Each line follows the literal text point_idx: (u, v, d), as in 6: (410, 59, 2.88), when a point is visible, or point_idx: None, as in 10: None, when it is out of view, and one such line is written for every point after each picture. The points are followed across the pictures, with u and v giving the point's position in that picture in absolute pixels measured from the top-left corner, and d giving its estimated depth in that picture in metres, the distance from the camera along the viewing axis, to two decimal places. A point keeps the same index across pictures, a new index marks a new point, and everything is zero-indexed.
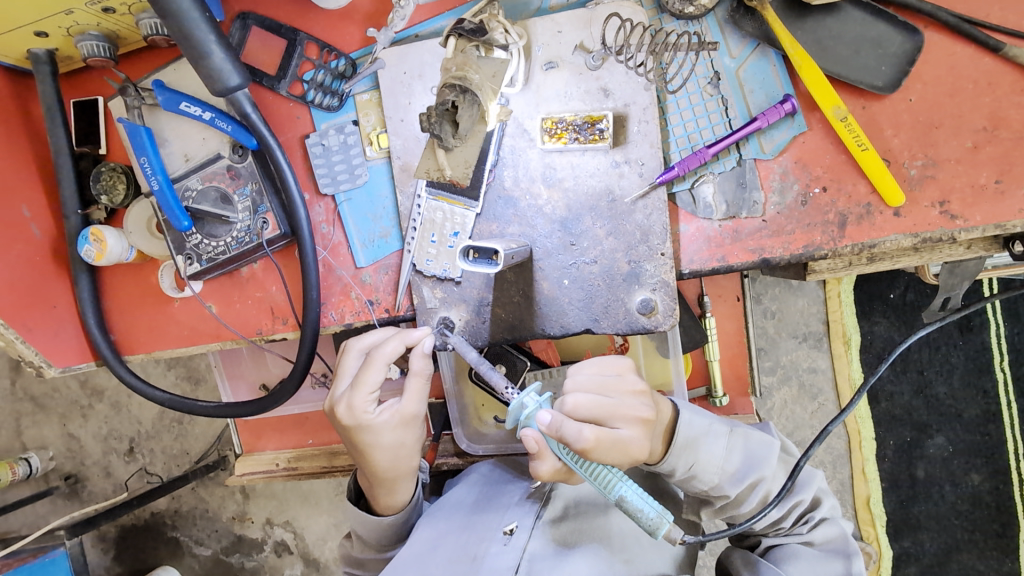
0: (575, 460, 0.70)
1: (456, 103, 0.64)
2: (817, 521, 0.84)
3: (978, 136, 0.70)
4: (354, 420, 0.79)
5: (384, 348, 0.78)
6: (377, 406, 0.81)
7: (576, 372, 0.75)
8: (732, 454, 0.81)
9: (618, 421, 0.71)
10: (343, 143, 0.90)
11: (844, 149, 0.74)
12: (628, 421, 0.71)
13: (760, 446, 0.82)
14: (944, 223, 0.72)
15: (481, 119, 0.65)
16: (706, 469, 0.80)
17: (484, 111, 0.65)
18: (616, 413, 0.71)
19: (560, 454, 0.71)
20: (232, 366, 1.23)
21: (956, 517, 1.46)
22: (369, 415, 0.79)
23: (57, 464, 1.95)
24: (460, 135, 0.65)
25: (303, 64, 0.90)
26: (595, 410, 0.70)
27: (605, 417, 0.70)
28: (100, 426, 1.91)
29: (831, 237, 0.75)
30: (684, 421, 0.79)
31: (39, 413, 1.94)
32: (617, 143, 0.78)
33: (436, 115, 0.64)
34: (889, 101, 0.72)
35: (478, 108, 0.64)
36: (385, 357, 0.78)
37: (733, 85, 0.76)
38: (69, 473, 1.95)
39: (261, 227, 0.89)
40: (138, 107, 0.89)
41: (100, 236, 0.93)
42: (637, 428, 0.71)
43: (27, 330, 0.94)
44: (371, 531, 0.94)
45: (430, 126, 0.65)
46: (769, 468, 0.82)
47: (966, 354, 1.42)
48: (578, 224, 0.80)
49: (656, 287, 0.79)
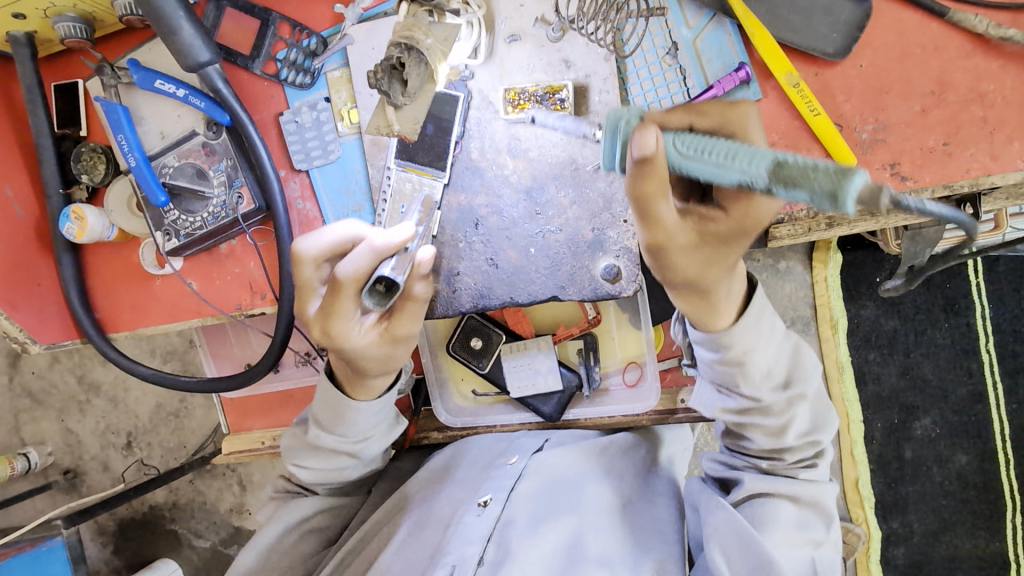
0: (701, 143, 0.55)
1: (401, 60, 0.63)
2: (805, 479, 0.84)
3: (926, 99, 0.72)
4: (332, 334, 0.73)
5: (357, 266, 0.68)
6: (360, 324, 0.75)
7: None
8: (786, 354, 0.82)
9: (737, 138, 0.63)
10: (315, 120, 0.92)
11: (799, 116, 0.75)
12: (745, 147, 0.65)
13: (809, 362, 0.84)
14: (895, 184, 0.73)
15: (431, 78, 0.66)
16: (760, 356, 0.78)
17: (432, 70, 0.65)
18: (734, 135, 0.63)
19: (674, 141, 0.56)
20: (218, 349, 1.26)
21: (945, 498, 1.48)
22: (352, 334, 0.74)
23: (56, 460, 1.97)
24: (410, 92, 0.65)
25: (276, 43, 0.91)
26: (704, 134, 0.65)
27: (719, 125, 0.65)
28: (97, 421, 1.94)
29: (788, 201, 0.77)
30: (759, 296, 0.77)
31: (36, 409, 1.96)
32: (579, 114, 0.80)
33: (382, 70, 0.64)
34: (840, 67, 0.74)
35: (427, 67, 0.64)
36: (359, 278, 0.69)
37: (691, 55, 0.78)
38: (68, 468, 1.97)
39: (236, 202, 0.91)
40: (114, 86, 0.92)
41: (80, 214, 0.95)
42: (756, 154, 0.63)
43: (12, 308, 0.97)
44: (329, 413, 0.87)
45: (378, 82, 0.65)
46: (811, 384, 0.83)
47: (952, 334, 1.44)
48: (542, 193, 0.82)
49: (620, 253, 0.81)
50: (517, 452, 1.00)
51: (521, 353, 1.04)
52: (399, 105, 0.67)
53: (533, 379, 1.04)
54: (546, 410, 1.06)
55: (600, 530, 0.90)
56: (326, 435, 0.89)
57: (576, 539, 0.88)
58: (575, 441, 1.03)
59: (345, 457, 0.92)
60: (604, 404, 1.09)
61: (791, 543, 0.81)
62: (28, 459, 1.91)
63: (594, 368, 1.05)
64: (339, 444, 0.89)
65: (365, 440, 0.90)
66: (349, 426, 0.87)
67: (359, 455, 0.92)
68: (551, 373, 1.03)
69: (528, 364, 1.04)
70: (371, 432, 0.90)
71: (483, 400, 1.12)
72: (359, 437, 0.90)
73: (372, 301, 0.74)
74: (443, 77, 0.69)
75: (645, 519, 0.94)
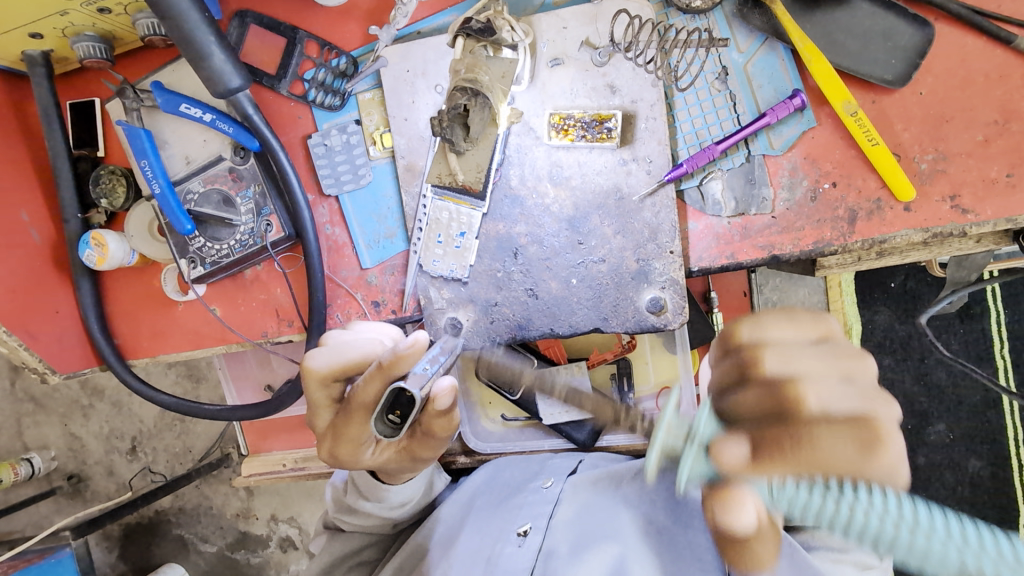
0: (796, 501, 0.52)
1: (467, 106, 0.75)
2: None
3: (989, 129, 0.70)
4: (343, 457, 0.77)
5: (365, 391, 0.70)
6: (371, 447, 0.78)
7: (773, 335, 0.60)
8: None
9: (803, 360, 0.57)
10: (346, 142, 0.89)
11: (854, 144, 0.73)
12: (798, 329, 0.60)
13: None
14: (955, 217, 0.71)
15: (492, 121, 0.78)
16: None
17: (494, 114, 0.77)
18: (787, 325, 0.60)
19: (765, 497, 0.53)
20: (236, 370, 1.24)
21: (957, 503, 1.46)
22: (362, 455, 0.77)
23: (60, 464, 1.93)
24: (472, 138, 0.78)
25: (304, 62, 0.88)
26: (762, 361, 0.57)
27: (788, 361, 0.57)
28: (101, 425, 1.91)
29: (842, 233, 0.74)
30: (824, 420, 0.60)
31: (39, 414, 1.93)
32: (624, 141, 0.77)
33: (448, 118, 0.76)
34: (898, 94, 0.72)
35: (489, 110, 0.76)
36: (367, 399, 0.70)
37: (741, 80, 0.76)
38: (72, 472, 1.94)
39: (264, 230, 0.88)
40: (137, 109, 0.87)
41: (101, 240, 0.92)
42: (827, 361, 0.57)
43: (30, 337, 0.94)
44: (365, 485, 0.89)
45: (444, 130, 0.77)
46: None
47: (966, 341, 1.42)
48: (585, 222, 0.80)
49: (665, 285, 0.79)
50: (550, 475, 0.98)
51: (554, 379, 1.02)
52: (461, 151, 0.79)
53: (567, 405, 1.02)
54: (579, 436, 1.05)
55: (646, 557, 0.83)
56: (367, 502, 0.90)
57: (620, 563, 0.82)
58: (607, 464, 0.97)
59: (384, 519, 0.94)
60: (638, 431, 1.06)
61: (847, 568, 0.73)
62: (32, 464, 1.86)
63: (628, 395, 1.03)
64: (377, 511, 0.91)
65: (402, 506, 0.93)
66: (388, 495, 0.89)
67: (397, 518, 0.94)
68: (586, 400, 1.02)
69: (562, 391, 1.02)
70: (409, 498, 0.93)
71: (512, 424, 1.10)
72: (399, 503, 0.92)
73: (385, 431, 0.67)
74: (505, 119, 0.78)
75: (682, 547, 0.82)
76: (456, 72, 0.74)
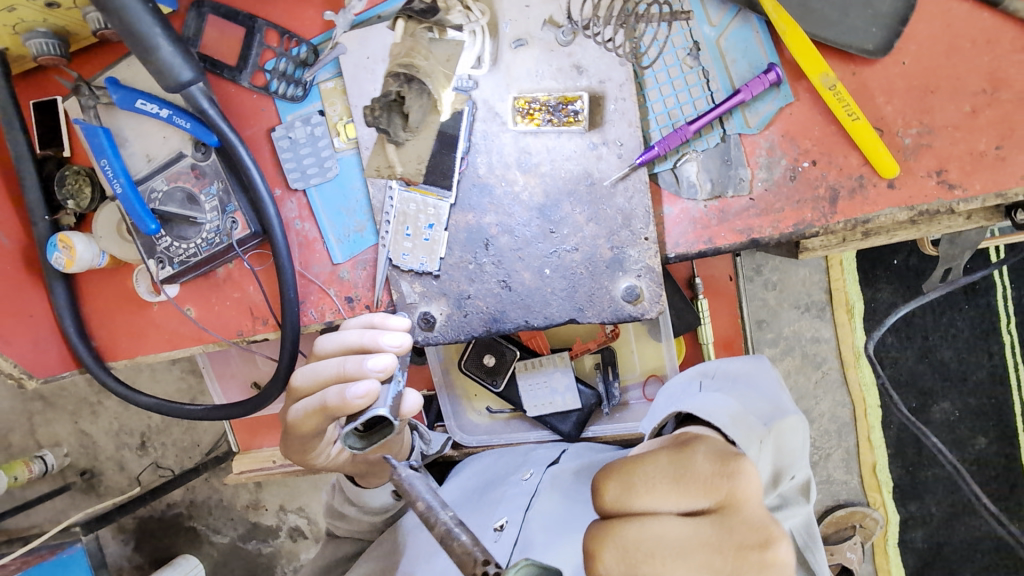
0: None
1: (401, 93, 0.74)
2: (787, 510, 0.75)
3: (977, 99, 0.66)
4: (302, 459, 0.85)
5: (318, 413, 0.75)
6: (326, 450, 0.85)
7: (649, 485, 0.50)
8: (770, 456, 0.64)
9: (661, 547, 0.48)
10: (310, 135, 0.86)
11: (834, 120, 0.69)
12: (681, 495, 0.50)
13: (803, 437, 0.67)
14: (941, 193, 0.68)
15: (433, 108, 0.76)
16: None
17: (433, 101, 0.76)
18: (663, 484, 0.50)
19: None
20: (221, 368, 1.23)
21: (964, 483, 1.36)
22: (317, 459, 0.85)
23: (73, 460, 1.85)
24: (410, 126, 0.77)
25: (264, 52, 0.85)
26: (604, 557, 0.50)
27: (644, 556, 0.48)
28: (111, 422, 1.82)
29: (823, 214, 0.71)
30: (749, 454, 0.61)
31: (50, 411, 1.83)
32: (593, 124, 0.74)
33: (381, 108, 0.75)
34: (880, 65, 0.68)
35: (427, 98, 0.76)
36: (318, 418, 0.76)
37: (714, 55, 0.72)
38: (83, 469, 1.86)
39: (230, 227, 0.86)
40: (93, 107, 0.86)
41: (68, 243, 0.90)
42: (701, 545, 0.48)
43: (5, 342, 0.95)
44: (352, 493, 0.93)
45: (379, 121, 0.76)
46: (799, 464, 0.67)
47: (971, 318, 1.35)
48: (557, 210, 0.77)
49: (641, 273, 0.75)
50: (532, 467, 0.96)
51: (536, 371, 1.00)
52: (400, 142, 0.78)
53: (551, 397, 1.00)
54: (564, 428, 1.01)
55: None
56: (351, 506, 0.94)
57: None
58: (592, 456, 0.93)
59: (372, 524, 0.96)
60: (624, 420, 1.02)
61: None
62: (42, 463, 1.80)
63: (614, 385, 1.01)
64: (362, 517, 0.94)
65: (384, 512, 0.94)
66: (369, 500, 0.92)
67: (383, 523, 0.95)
68: (569, 391, 0.99)
69: (545, 382, 1.00)
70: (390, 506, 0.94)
71: (498, 417, 1.08)
72: (380, 509, 0.93)
73: (354, 447, 0.63)
74: (449, 107, 0.76)
75: None
76: (391, 56, 0.73)
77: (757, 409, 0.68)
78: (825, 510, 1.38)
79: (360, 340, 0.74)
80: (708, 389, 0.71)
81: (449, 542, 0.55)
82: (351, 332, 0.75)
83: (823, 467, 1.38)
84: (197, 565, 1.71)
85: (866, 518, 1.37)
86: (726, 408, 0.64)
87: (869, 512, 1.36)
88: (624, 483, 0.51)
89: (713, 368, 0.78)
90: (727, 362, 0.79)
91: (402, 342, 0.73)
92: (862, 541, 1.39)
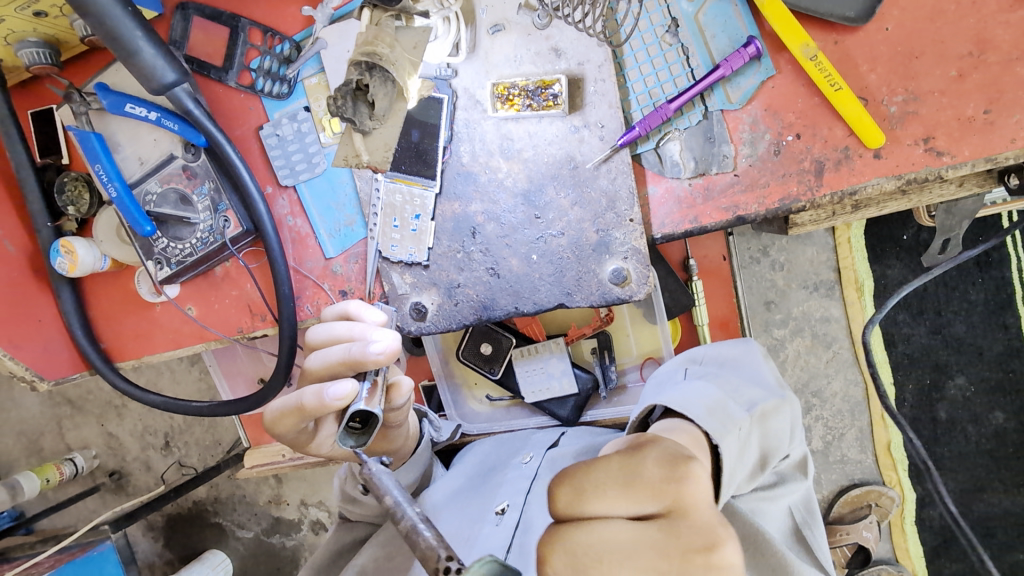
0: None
1: (364, 81, 0.69)
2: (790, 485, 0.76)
3: (963, 62, 0.64)
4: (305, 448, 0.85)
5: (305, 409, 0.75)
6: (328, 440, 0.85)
7: (601, 489, 0.51)
8: (754, 440, 0.68)
9: (609, 551, 0.48)
10: (297, 131, 0.87)
11: (817, 91, 0.68)
12: (631, 500, 0.50)
13: (787, 419, 0.74)
14: (929, 161, 0.66)
15: (400, 95, 0.71)
16: (732, 476, 0.63)
17: (400, 88, 0.70)
18: (614, 489, 0.50)
19: None
20: (228, 366, 1.25)
21: (980, 457, 1.35)
22: (320, 448, 0.85)
23: (102, 462, 1.90)
24: (377, 115, 0.71)
25: (248, 51, 0.86)
26: (553, 562, 0.49)
27: (592, 561, 0.48)
28: (136, 423, 1.86)
29: (808, 187, 0.70)
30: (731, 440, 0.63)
31: (77, 415, 1.88)
32: (574, 108, 0.74)
33: (344, 96, 0.69)
34: (863, 32, 0.67)
35: (393, 86, 0.69)
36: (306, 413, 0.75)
37: (693, 31, 0.71)
38: (113, 469, 1.91)
39: (223, 226, 0.88)
40: (85, 113, 0.88)
41: (70, 247, 0.92)
42: (648, 550, 0.47)
43: (14, 346, 0.96)
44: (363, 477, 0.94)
45: (344, 108, 0.70)
46: (786, 446, 0.72)
47: (984, 291, 1.29)
48: (541, 195, 0.76)
49: (627, 255, 0.75)
50: (531, 450, 0.96)
51: (532, 358, 1.00)
52: (368, 132, 0.73)
53: (548, 382, 1.01)
54: (562, 414, 1.02)
55: None
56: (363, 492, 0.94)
57: None
58: (590, 437, 0.92)
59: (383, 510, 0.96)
60: (622, 404, 1.03)
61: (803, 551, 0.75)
62: (76, 463, 1.84)
63: (610, 368, 1.01)
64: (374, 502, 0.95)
65: None
66: None
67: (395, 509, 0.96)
68: (565, 376, 1.00)
69: (541, 368, 1.00)
70: None
71: (499, 404, 1.08)
72: None
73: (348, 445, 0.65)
74: (415, 93, 0.71)
75: None
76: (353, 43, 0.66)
77: (739, 398, 0.71)
78: (839, 489, 1.36)
79: (350, 334, 0.74)
80: (691, 375, 0.75)
81: (414, 536, 0.54)
82: (340, 324, 0.74)
83: (837, 447, 1.36)
84: (224, 558, 1.76)
85: (882, 497, 1.34)
86: (703, 399, 0.67)
87: (885, 491, 1.33)
88: (580, 484, 0.52)
89: (701, 354, 0.81)
90: (716, 346, 0.83)
91: (387, 347, 0.70)
92: (878, 520, 1.36)
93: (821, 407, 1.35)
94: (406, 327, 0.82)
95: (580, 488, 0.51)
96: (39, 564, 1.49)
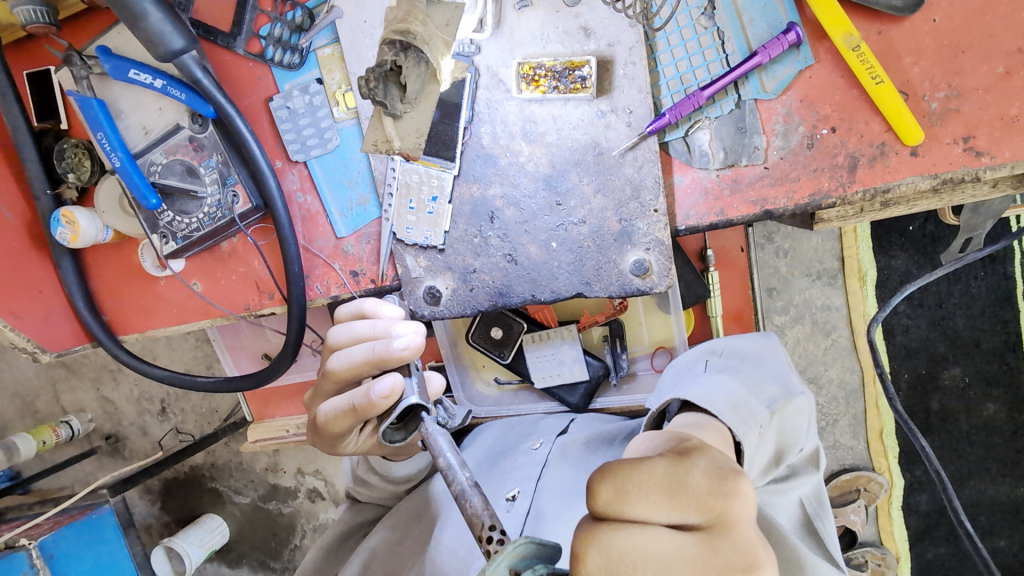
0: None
1: (397, 62, 0.68)
2: (804, 478, 0.76)
3: (1011, 59, 0.62)
4: (333, 449, 0.86)
5: (343, 416, 0.76)
6: (354, 440, 0.85)
7: (645, 494, 0.48)
8: (771, 436, 0.68)
9: (646, 559, 0.47)
10: (309, 104, 0.83)
11: (856, 83, 0.66)
12: (674, 509, 0.48)
13: (806, 414, 0.73)
14: (967, 161, 0.64)
15: (432, 78, 0.70)
16: (749, 471, 0.64)
17: (434, 69, 0.70)
18: (658, 496, 0.48)
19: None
20: (231, 340, 1.23)
21: (970, 447, 1.33)
22: (347, 448, 0.86)
23: (98, 426, 1.90)
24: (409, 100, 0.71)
25: (258, 17, 0.82)
26: (587, 563, 0.48)
27: (627, 567, 0.47)
28: (132, 388, 1.85)
29: (841, 183, 0.68)
30: (752, 437, 0.63)
31: (72, 378, 1.87)
32: (601, 91, 0.71)
33: (376, 78, 0.69)
34: (908, 23, 0.64)
35: (426, 67, 0.69)
36: (347, 420, 0.76)
37: (729, 15, 0.69)
38: (110, 433, 1.90)
39: (231, 201, 0.85)
40: (86, 77, 0.84)
41: (71, 218, 0.89)
42: (685, 561, 0.47)
43: (15, 318, 0.93)
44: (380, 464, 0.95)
45: (374, 91, 0.70)
46: (800, 440, 0.72)
47: (988, 284, 1.26)
48: (563, 181, 0.74)
49: (650, 246, 0.72)
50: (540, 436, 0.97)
51: (544, 344, 0.99)
52: (397, 115, 0.72)
53: (559, 368, 1.00)
54: (572, 400, 1.02)
55: None
56: (375, 474, 0.96)
57: None
58: (599, 426, 0.93)
59: (391, 492, 0.97)
60: (632, 392, 1.03)
61: (814, 543, 0.76)
62: (71, 427, 1.83)
63: (622, 356, 1.00)
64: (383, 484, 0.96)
65: (407, 482, 0.96)
66: (393, 469, 0.94)
67: (403, 492, 0.97)
68: (577, 363, 0.99)
69: (552, 355, 0.99)
70: (414, 476, 0.95)
71: (506, 388, 1.08)
72: (403, 478, 0.95)
73: (395, 441, 0.67)
74: (448, 75, 0.73)
75: None
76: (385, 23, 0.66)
77: (762, 390, 0.70)
78: (830, 473, 1.37)
79: (372, 332, 0.74)
80: (712, 368, 0.74)
81: (460, 501, 0.53)
82: (362, 323, 0.75)
83: (830, 433, 1.36)
84: (221, 523, 1.78)
85: (871, 482, 1.34)
86: (727, 394, 0.66)
87: (874, 476, 1.33)
88: (622, 486, 0.49)
89: (722, 346, 0.80)
90: (735, 338, 0.82)
91: (412, 343, 0.70)
92: (866, 504, 1.36)
93: (817, 394, 1.34)
94: (419, 312, 0.80)
95: (622, 490, 0.49)
96: (39, 525, 1.48)
